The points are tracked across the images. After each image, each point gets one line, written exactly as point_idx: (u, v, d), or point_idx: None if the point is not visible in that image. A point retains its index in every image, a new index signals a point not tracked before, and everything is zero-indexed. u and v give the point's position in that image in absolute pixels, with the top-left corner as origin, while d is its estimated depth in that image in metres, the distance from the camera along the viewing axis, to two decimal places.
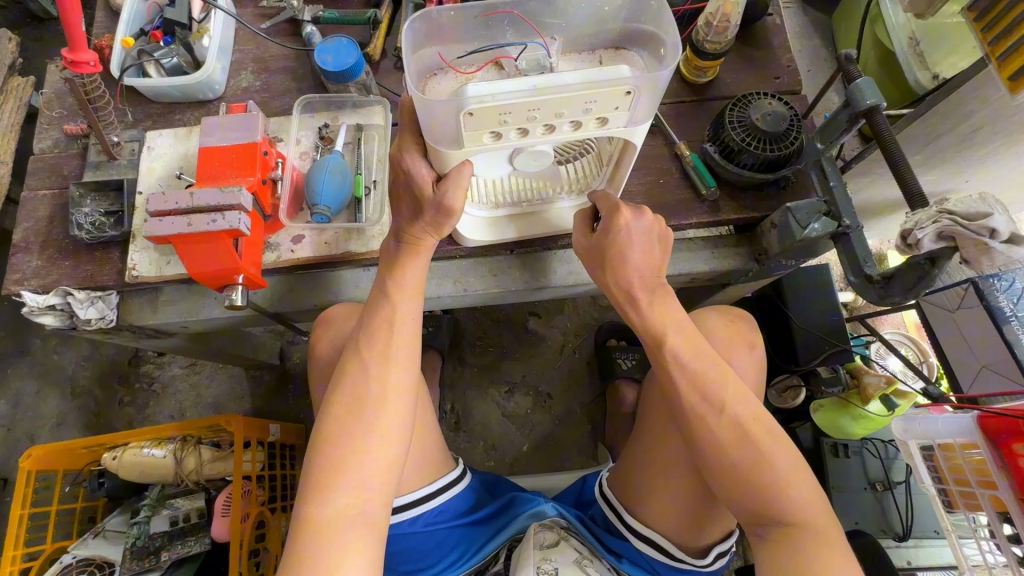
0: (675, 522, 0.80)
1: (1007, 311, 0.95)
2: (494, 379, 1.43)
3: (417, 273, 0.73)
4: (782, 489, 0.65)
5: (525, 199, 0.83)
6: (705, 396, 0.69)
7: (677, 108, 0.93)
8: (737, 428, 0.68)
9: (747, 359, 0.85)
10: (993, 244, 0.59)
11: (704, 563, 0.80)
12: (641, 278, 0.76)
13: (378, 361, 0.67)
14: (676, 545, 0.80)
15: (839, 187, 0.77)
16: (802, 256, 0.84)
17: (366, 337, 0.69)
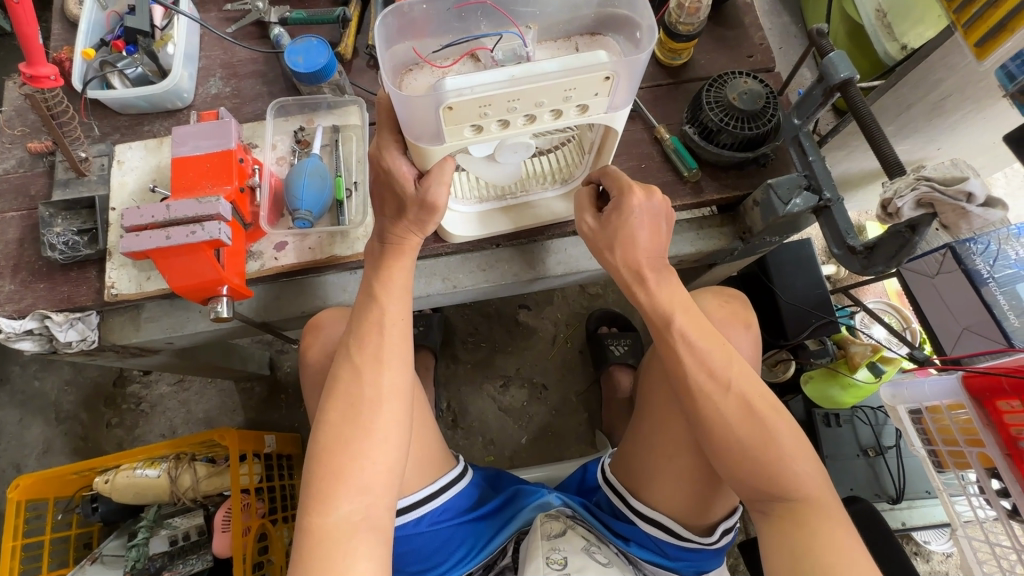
0: (679, 502, 0.81)
1: (984, 273, 0.97)
2: (489, 374, 1.43)
3: (405, 273, 0.72)
4: (784, 462, 0.66)
5: (507, 192, 0.83)
6: (706, 374, 0.70)
7: (655, 92, 0.93)
8: (737, 405, 0.68)
9: (741, 336, 0.86)
10: (970, 208, 0.62)
11: (711, 541, 0.81)
12: (648, 258, 0.75)
13: (372, 364, 0.66)
14: (682, 524, 0.81)
15: (818, 161, 0.77)
16: (786, 232, 0.86)
17: (358, 340, 0.68)
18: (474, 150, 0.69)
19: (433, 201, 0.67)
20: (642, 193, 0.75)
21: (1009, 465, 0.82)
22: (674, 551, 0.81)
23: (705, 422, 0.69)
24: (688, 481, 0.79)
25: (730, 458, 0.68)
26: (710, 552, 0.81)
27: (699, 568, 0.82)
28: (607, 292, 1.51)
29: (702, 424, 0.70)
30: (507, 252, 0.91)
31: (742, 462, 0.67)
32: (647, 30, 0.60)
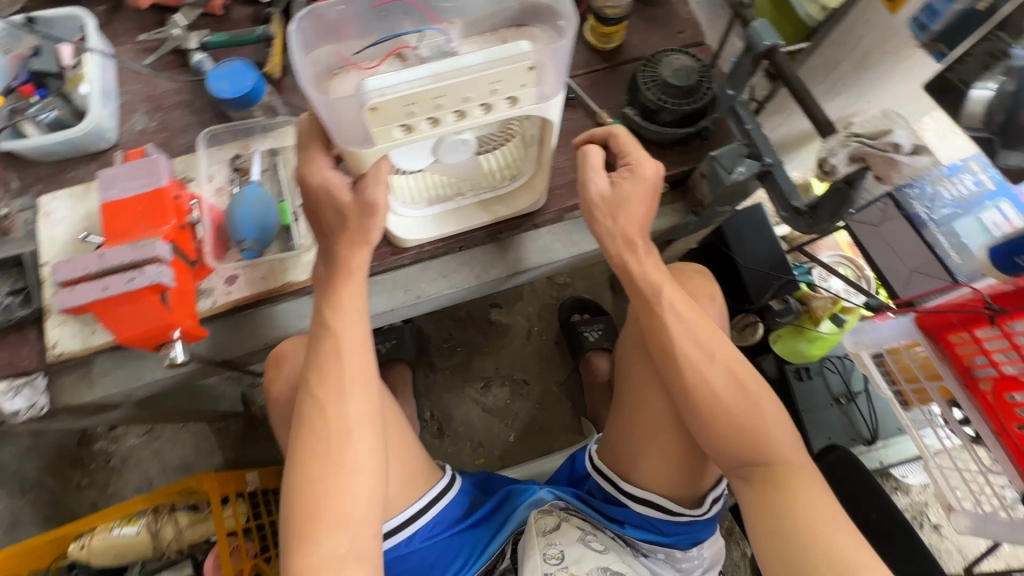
0: (666, 478, 0.82)
1: (923, 216, 1.02)
2: (468, 377, 1.42)
3: (358, 296, 0.68)
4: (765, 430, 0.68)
5: (454, 193, 0.82)
6: (686, 351, 0.71)
7: (592, 78, 0.94)
8: (717, 378, 0.70)
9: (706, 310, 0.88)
10: None
11: (702, 512, 0.82)
12: (639, 227, 0.75)
13: (339, 392, 0.64)
14: (673, 500, 0.83)
15: (756, 129, 0.79)
16: (737, 200, 0.86)
17: (322, 370, 0.65)
18: (408, 154, 0.68)
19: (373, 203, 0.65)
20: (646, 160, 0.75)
21: (966, 394, 0.87)
22: (667, 527, 0.82)
23: (688, 396, 0.70)
24: (674, 457, 0.81)
25: (715, 431, 0.69)
26: (701, 524, 0.83)
27: (693, 540, 0.83)
28: (574, 280, 1.51)
29: (685, 399, 0.71)
30: (466, 254, 0.89)
31: (727, 433, 0.69)
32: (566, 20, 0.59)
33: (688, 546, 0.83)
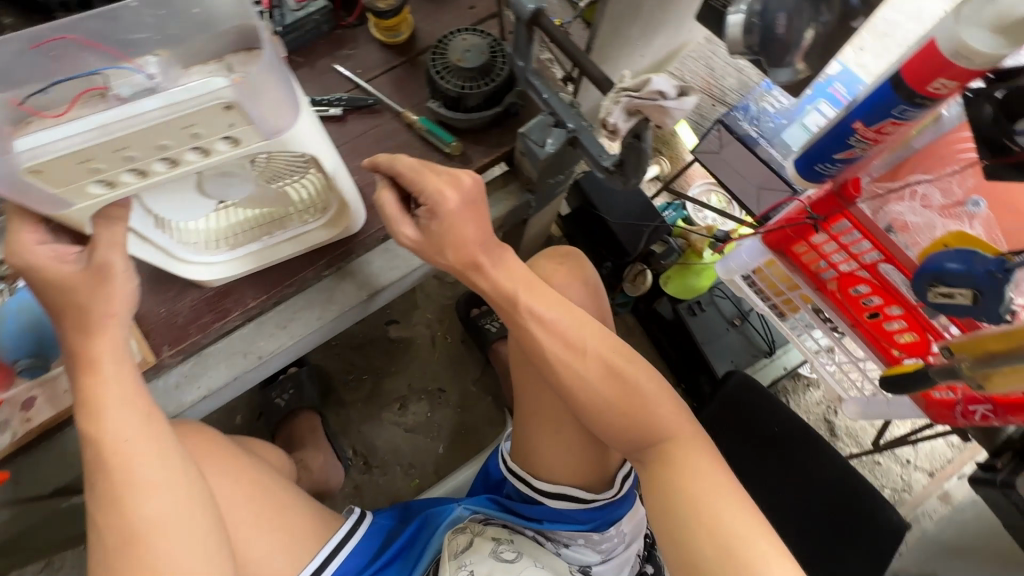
0: (572, 467, 0.81)
1: (754, 134, 1.03)
2: (382, 402, 1.37)
3: (116, 383, 0.61)
4: (648, 406, 0.69)
5: (255, 225, 0.75)
6: (559, 344, 0.70)
7: (391, 77, 0.88)
8: (596, 366, 0.70)
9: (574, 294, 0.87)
10: (668, 104, 0.57)
11: (615, 490, 0.82)
12: (478, 245, 0.70)
13: (123, 495, 0.58)
14: (584, 486, 0.82)
15: (552, 96, 0.74)
16: (562, 171, 0.85)
17: (98, 476, 0.59)
18: (152, 199, 0.61)
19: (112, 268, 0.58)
20: (453, 187, 0.66)
21: (821, 295, 0.90)
22: (584, 514, 0.81)
23: (569, 386, 0.70)
24: (579, 445, 0.80)
25: (602, 416, 0.69)
26: (616, 506, 0.82)
27: (611, 519, 0.82)
28: None
29: (567, 389, 0.70)
30: (302, 297, 0.81)
31: (614, 416, 0.69)
32: (269, 42, 0.53)
33: (609, 527, 0.82)
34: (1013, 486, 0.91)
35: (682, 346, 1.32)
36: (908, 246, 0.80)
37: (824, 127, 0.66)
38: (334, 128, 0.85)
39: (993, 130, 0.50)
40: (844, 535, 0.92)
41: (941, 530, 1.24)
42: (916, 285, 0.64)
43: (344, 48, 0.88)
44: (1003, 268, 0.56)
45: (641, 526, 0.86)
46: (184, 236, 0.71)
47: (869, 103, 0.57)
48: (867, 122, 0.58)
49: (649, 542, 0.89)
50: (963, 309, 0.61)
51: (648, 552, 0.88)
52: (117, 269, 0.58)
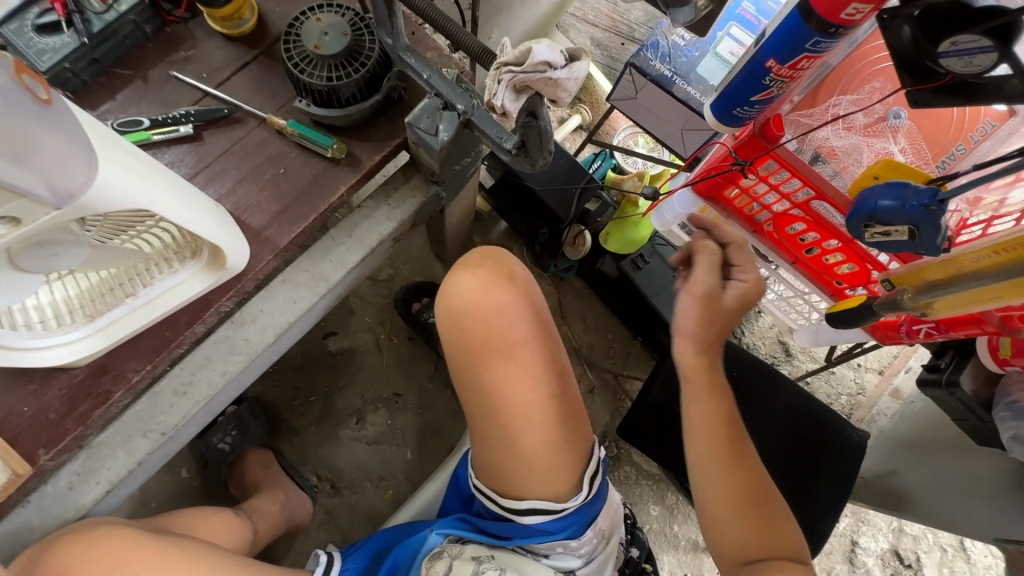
0: (539, 479, 0.69)
1: (668, 73, 0.94)
2: (338, 420, 1.29)
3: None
4: (771, 524, 0.71)
5: (117, 288, 0.63)
6: (721, 418, 0.75)
7: (246, 75, 0.74)
8: (723, 402, 0.75)
9: (506, 295, 0.70)
10: (558, 75, 0.49)
11: (584, 494, 0.70)
12: None
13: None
14: (556, 497, 0.70)
15: (433, 74, 0.65)
16: (466, 155, 0.76)
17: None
18: None
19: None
20: None
21: (758, 237, 0.86)
22: (555, 527, 0.70)
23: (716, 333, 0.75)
24: (554, 450, 0.69)
25: (719, 464, 0.73)
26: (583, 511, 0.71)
27: (587, 520, 0.71)
28: (398, 267, 1.37)
29: (696, 393, 0.76)
30: (199, 355, 0.70)
31: (730, 467, 0.73)
32: (18, 83, 0.41)
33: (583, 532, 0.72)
34: (957, 384, 0.92)
35: (631, 301, 1.27)
36: (838, 173, 0.76)
37: (734, 67, 0.59)
38: (188, 150, 0.71)
39: (914, 55, 0.44)
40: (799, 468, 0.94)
41: (896, 425, 1.30)
42: (851, 228, 0.59)
43: (178, 50, 0.73)
44: (936, 199, 0.52)
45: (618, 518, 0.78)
46: (24, 318, 0.60)
47: (780, 35, 0.50)
48: (780, 60, 0.52)
49: (631, 521, 0.84)
50: (902, 245, 0.57)
51: (632, 534, 0.83)
52: None
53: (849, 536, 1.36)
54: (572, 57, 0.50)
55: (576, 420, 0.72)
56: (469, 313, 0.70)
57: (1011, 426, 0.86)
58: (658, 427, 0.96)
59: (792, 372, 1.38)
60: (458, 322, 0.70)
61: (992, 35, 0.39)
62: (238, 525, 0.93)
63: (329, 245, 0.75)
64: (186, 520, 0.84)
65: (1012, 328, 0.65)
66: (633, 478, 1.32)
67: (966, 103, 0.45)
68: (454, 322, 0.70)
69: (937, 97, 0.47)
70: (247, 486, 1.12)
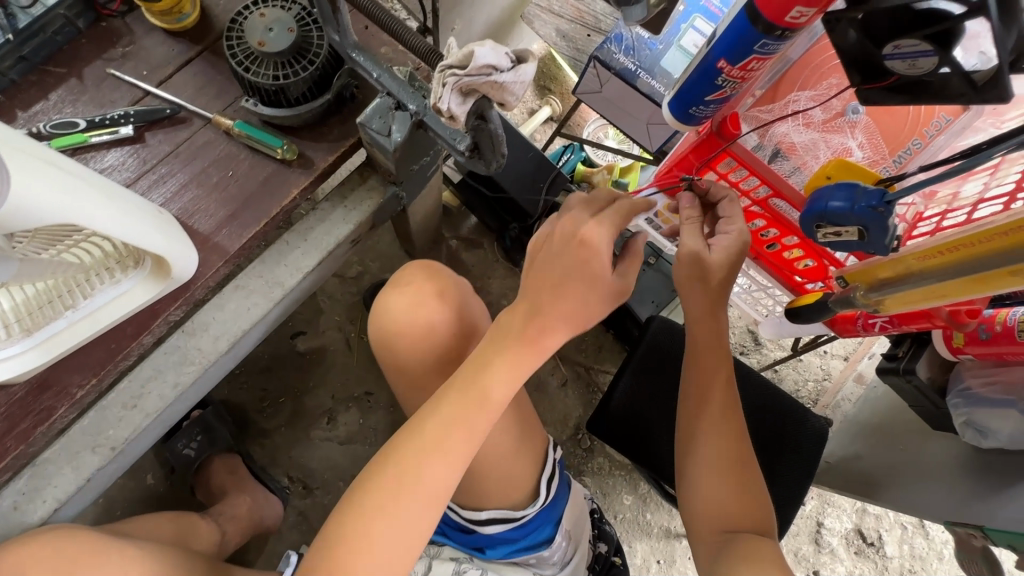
0: (493, 491, 0.69)
1: (632, 67, 0.92)
2: (308, 421, 1.26)
3: (467, 441, 0.60)
4: (751, 479, 0.67)
5: (49, 300, 0.59)
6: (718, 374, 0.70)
7: (189, 72, 0.71)
8: (721, 359, 0.70)
9: (436, 314, 0.68)
10: (503, 78, 0.47)
11: (541, 500, 0.71)
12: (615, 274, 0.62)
13: (352, 534, 0.57)
14: (513, 505, 0.70)
15: (383, 74, 0.63)
16: (422, 155, 0.74)
17: (387, 462, 0.59)
18: None
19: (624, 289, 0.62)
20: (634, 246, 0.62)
21: None
22: (514, 535, 0.71)
23: (705, 294, 0.68)
24: (505, 462, 0.68)
25: (708, 422, 0.68)
26: (543, 516, 0.71)
27: (553, 521, 0.72)
28: (367, 263, 1.34)
29: (695, 352, 0.71)
30: (148, 366, 0.68)
31: (719, 426, 0.68)
32: None
33: (550, 536, 0.72)
34: (913, 372, 0.95)
35: None
36: (797, 169, 0.77)
37: (690, 65, 0.59)
38: (129, 153, 0.68)
39: (860, 58, 0.45)
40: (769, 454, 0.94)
41: (859, 411, 1.34)
42: (805, 228, 0.60)
43: (115, 46, 0.70)
44: (883, 201, 0.52)
45: (584, 513, 0.79)
46: None
47: (730, 37, 0.50)
48: (730, 61, 0.52)
49: (597, 516, 0.83)
50: (853, 245, 0.58)
51: (598, 529, 0.82)
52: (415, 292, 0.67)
53: (814, 518, 1.40)
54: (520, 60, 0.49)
55: (525, 432, 0.71)
56: (402, 335, 0.68)
57: (964, 411, 0.89)
58: (626, 434, 0.95)
59: (761, 360, 1.40)
60: (394, 344, 0.69)
61: (932, 40, 0.40)
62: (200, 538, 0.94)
63: (284, 249, 0.73)
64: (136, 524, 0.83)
65: (959, 324, 0.67)
66: (605, 470, 1.33)
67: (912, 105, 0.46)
68: (389, 343, 0.69)
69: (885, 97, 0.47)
70: (215, 491, 1.10)
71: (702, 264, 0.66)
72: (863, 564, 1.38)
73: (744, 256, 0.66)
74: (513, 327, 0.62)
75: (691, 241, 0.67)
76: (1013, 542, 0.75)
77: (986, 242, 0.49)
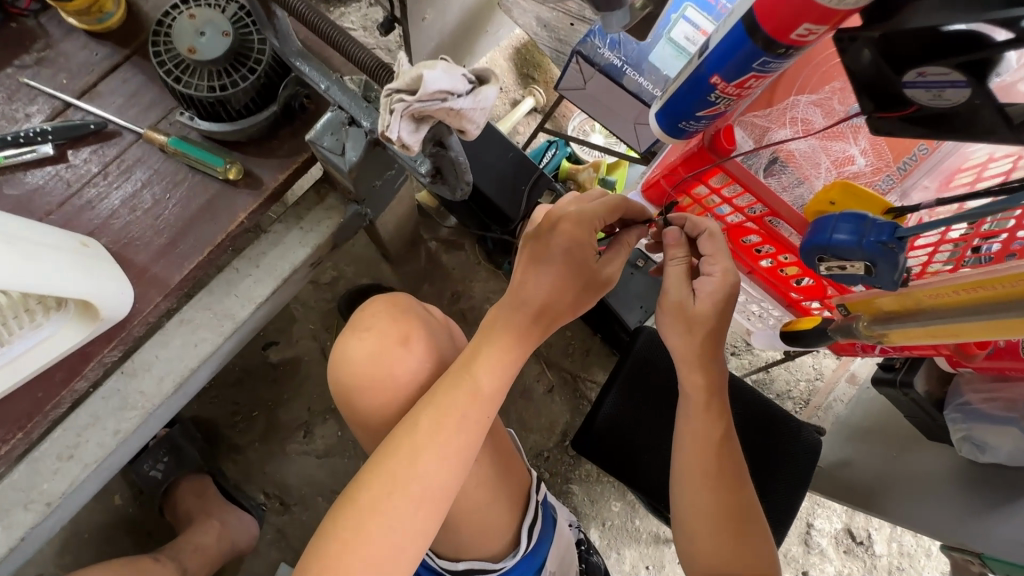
0: (471, 542, 0.66)
1: (618, 62, 0.83)
2: (284, 434, 1.15)
3: (463, 443, 0.57)
4: (754, 527, 0.63)
5: None
6: (713, 435, 0.64)
7: (116, 81, 0.63)
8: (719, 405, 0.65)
9: (400, 365, 0.64)
10: (461, 103, 0.42)
11: (522, 548, 0.68)
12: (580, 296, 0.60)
13: (340, 544, 0.54)
14: (491, 555, 0.67)
15: (331, 86, 0.55)
16: (382, 169, 0.67)
17: (380, 460, 0.57)
18: None
19: (610, 280, 0.61)
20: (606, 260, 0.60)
21: None
22: None
23: (701, 351, 0.63)
24: (482, 514, 0.65)
25: (703, 482, 0.63)
26: (524, 564, 0.68)
27: (535, 568, 0.70)
28: (342, 269, 1.22)
29: (689, 410, 0.65)
30: (86, 412, 0.62)
31: (719, 487, 0.63)
32: None
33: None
34: (910, 385, 0.82)
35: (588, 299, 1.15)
36: (800, 182, 0.71)
37: (679, 77, 0.53)
38: (52, 174, 0.61)
39: (875, 84, 0.40)
40: (768, 474, 0.81)
41: (850, 412, 1.20)
42: (806, 259, 0.55)
43: (28, 51, 0.63)
44: (895, 236, 0.47)
45: (570, 549, 0.76)
46: None
47: (725, 47, 0.45)
48: (725, 76, 0.47)
49: (584, 547, 0.80)
50: (859, 278, 0.53)
51: (586, 564, 0.78)
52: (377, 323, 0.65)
53: (803, 518, 1.26)
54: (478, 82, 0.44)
55: (503, 479, 0.67)
56: (363, 387, 0.64)
57: (962, 427, 0.78)
58: (611, 459, 0.80)
59: (753, 362, 1.31)
60: (354, 398, 0.65)
61: (965, 69, 0.34)
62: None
63: (233, 277, 0.67)
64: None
65: (967, 354, 0.69)
66: (594, 476, 1.23)
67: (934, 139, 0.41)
68: (350, 396, 0.65)
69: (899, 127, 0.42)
70: (182, 516, 1.05)
71: (688, 317, 0.62)
72: (852, 563, 1.25)
73: (733, 299, 0.61)
74: (512, 315, 0.60)
75: (676, 292, 0.62)
76: (1014, 575, 0.69)
77: (1012, 285, 0.45)
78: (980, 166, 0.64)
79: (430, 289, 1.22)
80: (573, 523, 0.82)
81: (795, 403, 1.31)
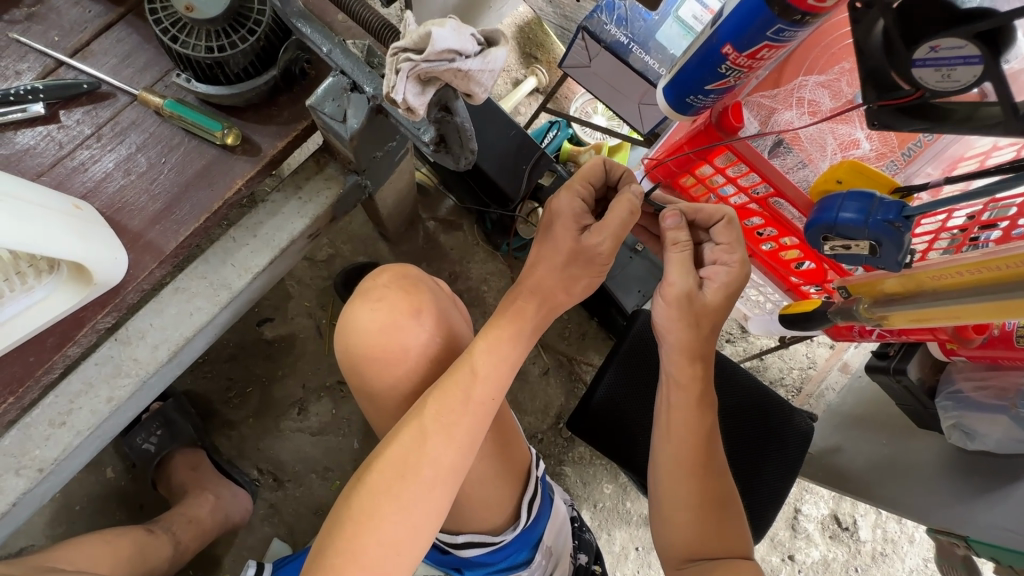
0: (472, 514, 0.66)
1: (625, 39, 0.81)
2: (277, 412, 1.15)
3: (471, 427, 0.57)
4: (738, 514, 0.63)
5: None
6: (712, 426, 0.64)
7: (110, 41, 0.62)
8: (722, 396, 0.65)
9: (409, 339, 0.63)
10: (470, 63, 0.42)
11: (521, 522, 0.68)
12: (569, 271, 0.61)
13: (355, 528, 0.54)
14: (491, 529, 0.67)
15: (334, 51, 0.54)
16: (380, 142, 0.65)
17: (392, 440, 0.57)
18: None
19: (598, 254, 0.59)
20: (599, 232, 0.58)
21: None
22: (493, 557, 0.68)
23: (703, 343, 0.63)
24: (485, 487, 0.66)
25: (701, 471, 0.63)
26: (520, 540, 0.68)
27: (533, 542, 0.70)
28: (338, 247, 1.20)
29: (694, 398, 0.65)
30: (77, 379, 0.61)
31: (707, 473, 0.63)
32: None
33: (530, 556, 0.69)
34: (904, 373, 0.80)
35: None
36: (804, 164, 0.70)
37: (689, 50, 0.53)
38: (43, 135, 0.59)
39: (880, 65, 0.40)
40: (761, 455, 0.82)
41: (842, 400, 1.19)
42: (810, 239, 0.57)
43: (18, 6, 0.61)
44: (901, 215, 0.49)
45: (565, 526, 0.76)
46: None
47: (739, 16, 0.46)
48: (738, 46, 0.47)
49: (579, 524, 0.79)
50: (861, 259, 0.54)
51: (578, 540, 0.77)
52: (388, 290, 0.64)
53: (791, 504, 1.27)
54: (484, 42, 0.44)
55: (505, 456, 0.67)
56: (373, 357, 0.63)
57: (952, 415, 0.78)
58: (608, 438, 0.80)
59: (747, 349, 1.30)
60: (362, 369, 0.64)
61: (980, 42, 0.34)
62: (146, 545, 0.89)
63: (230, 247, 0.66)
64: (76, 545, 0.80)
65: (964, 338, 0.70)
66: (587, 458, 1.24)
67: (931, 127, 0.42)
68: (358, 367, 0.64)
69: (898, 116, 0.43)
70: (176, 490, 1.05)
71: (699, 303, 0.62)
72: (837, 548, 1.26)
73: (739, 289, 0.62)
74: (514, 305, 0.61)
75: (678, 279, 0.61)
76: (997, 557, 0.71)
77: (1013, 266, 0.45)
78: (983, 155, 0.64)
79: (426, 269, 1.20)
80: (568, 501, 0.82)
81: (788, 390, 1.31)
